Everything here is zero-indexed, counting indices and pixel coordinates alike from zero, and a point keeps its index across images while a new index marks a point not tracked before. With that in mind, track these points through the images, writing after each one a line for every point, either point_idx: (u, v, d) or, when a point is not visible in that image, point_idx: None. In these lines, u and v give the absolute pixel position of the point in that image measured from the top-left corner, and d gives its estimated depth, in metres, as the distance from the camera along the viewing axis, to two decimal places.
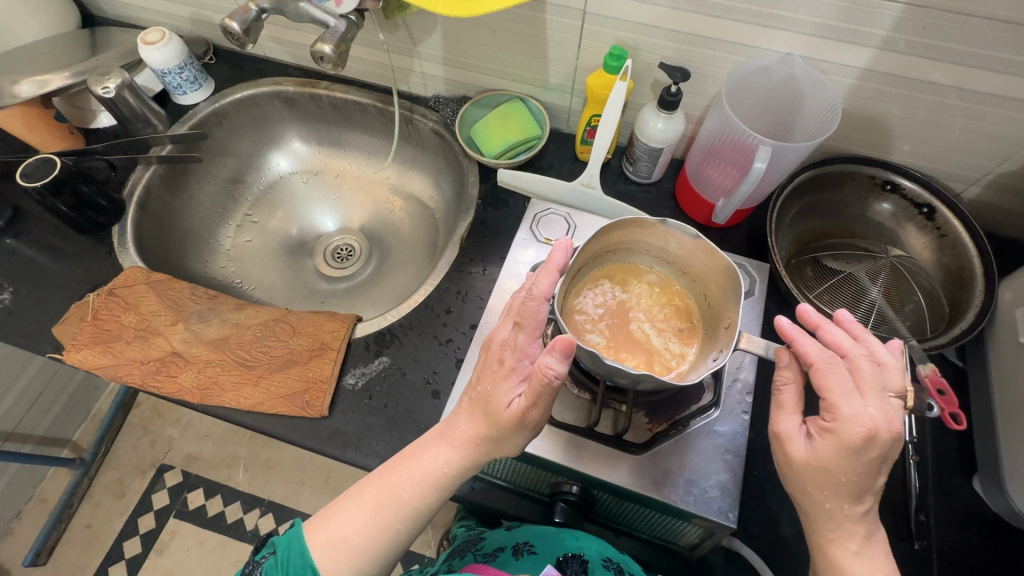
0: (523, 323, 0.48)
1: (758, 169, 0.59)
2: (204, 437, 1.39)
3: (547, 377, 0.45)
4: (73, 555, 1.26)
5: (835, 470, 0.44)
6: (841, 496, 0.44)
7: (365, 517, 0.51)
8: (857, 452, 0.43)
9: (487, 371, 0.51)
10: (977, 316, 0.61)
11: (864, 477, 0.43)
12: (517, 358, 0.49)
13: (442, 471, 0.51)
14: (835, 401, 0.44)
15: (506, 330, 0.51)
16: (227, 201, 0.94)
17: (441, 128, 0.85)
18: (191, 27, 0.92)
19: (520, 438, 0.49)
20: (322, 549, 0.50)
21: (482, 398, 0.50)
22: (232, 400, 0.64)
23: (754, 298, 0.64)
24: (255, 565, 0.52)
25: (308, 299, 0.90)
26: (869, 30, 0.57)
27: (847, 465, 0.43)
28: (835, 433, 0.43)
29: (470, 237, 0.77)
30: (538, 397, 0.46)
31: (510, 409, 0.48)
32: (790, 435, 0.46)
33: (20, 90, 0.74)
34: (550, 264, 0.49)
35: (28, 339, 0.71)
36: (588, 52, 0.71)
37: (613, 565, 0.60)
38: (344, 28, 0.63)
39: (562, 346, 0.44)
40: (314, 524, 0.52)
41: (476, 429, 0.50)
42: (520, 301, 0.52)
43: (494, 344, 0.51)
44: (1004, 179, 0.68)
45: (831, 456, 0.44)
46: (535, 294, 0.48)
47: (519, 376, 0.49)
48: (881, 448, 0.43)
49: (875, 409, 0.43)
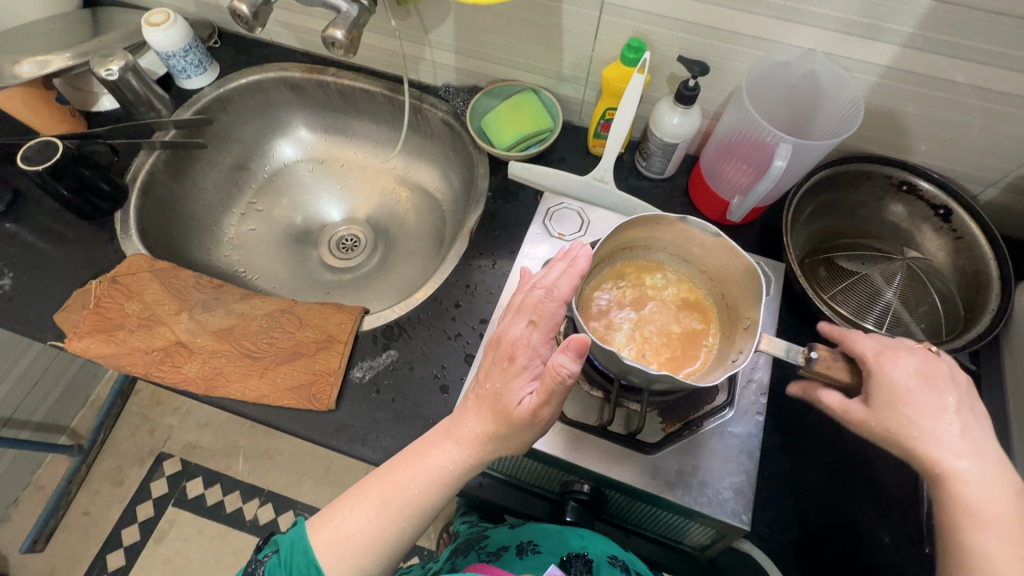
0: (538, 323, 0.46)
1: (779, 167, 0.58)
2: (203, 425, 1.38)
3: (560, 376, 0.43)
4: (71, 542, 1.25)
5: (896, 403, 0.42)
6: (928, 431, 0.41)
7: (369, 515, 0.50)
8: (901, 376, 0.43)
9: (496, 369, 0.49)
10: (993, 319, 0.60)
11: (931, 399, 0.42)
12: (529, 357, 0.47)
13: (447, 469, 0.50)
14: (859, 348, 0.46)
15: (517, 327, 0.49)
16: (231, 189, 0.93)
17: (451, 118, 0.83)
18: (195, 9, 0.89)
19: (528, 436, 0.48)
20: (326, 548, 0.49)
21: (490, 396, 0.49)
22: (238, 391, 0.63)
23: (769, 298, 0.63)
24: (259, 564, 0.52)
25: (312, 289, 0.89)
26: (894, 27, 0.56)
27: (906, 391, 0.42)
28: (874, 375, 0.44)
29: (480, 230, 0.76)
30: (550, 394, 0.45)
31: (521, 406, 0.47)
32: (845, 408, 0.46)
33: (21, 70, 0.72)
34: (573, 268, 0.47)
35: (29, 326, 0.69)
36: (604, 43, 0.70)
37: (620, 562, 0.59)
38: (356, 13, 0.62)
39: (577, 346, 0.42)
40: (318, 522, 0.51)
41: (484, 428, 0.49)
42: (534, 299, 0.50)
43: (504, 341, 0.49)
44: (1022, 182, 0.68)
45: (886, 392, 0.43)
46: (555, 296, 0.46)
47: (530, 375, 0.48)
48: (931, 396, 0.42)
49: (917, 361, 0.44)
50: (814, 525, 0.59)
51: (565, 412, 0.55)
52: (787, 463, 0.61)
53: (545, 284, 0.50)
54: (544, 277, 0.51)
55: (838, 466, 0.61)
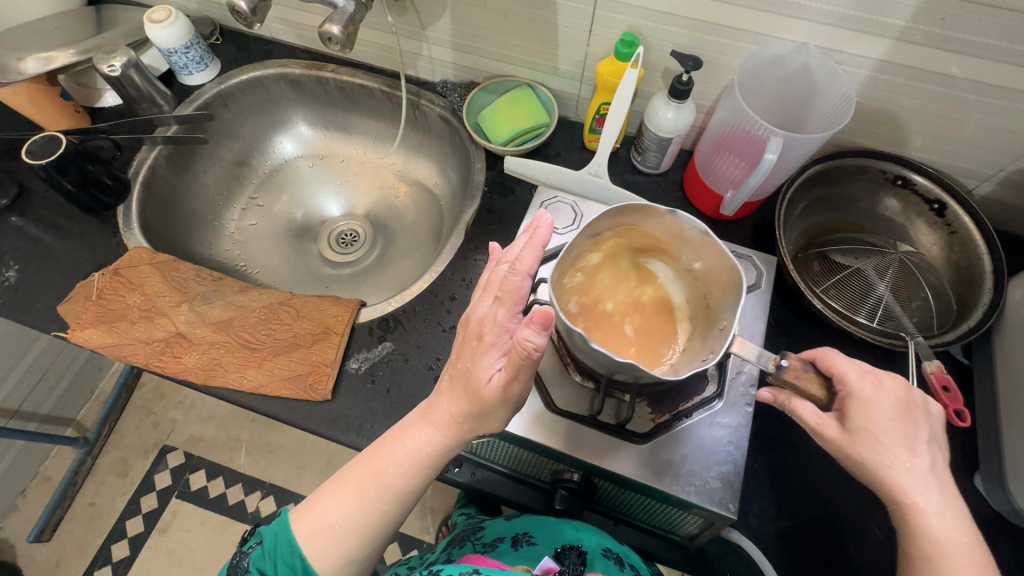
0: (503, 298, 0.47)
1: (769, 160, 0.59)
2: (207, 419, 1.40)
3: (525, 350, 0.44)
4: (76, 533, 1.27)
5: (872, 430, 0.43)
6: (902, 460, 0.43)
7: (350, 501, 0.50)
8: (882, 404, 0.44)
9: (467, 348, 0.50)
10: (985, 314, 0.61)
11: (907, 430, 0.44)
12: (497, 333, 0.48)
13: (424, 451, 0.51)
14: (841, 370, 0.46)
15: (484, 304, 0.50)
16: (232, 183, 0.94)
17: (448, 113, 0.84)
18: (197, 6, 0.91)
19: (503, 413, 0.49)
20: (307, 534, 0.50)
21: (462, 375, 0.50)
22: (236, 381, 0.64)
23: (761, 291, 0.64)
24: (242, 556, 0.54)
25: (312, 283, 0.90)
26: (886, 20, 0.56)
27: (883, 419, 0.43)
28: (853, 396, 0.45)
29: (476, 224, 0.77)
30: (516, 370, 0.46)
31: (491, 384, 0.48)
32: (819, 423, 0.46)
33: (26, 66, 0.73)
34: (534, 240, 0.47)
35: (33, 317, 0.71)
36: (599, 39, 0.70)
37: (613, 556, 0.60)
38: (352, 9, 0.63)
39: (540, 318, 0.42)
40: (299, 511, 0.52)
41: (458, 407, 0.50)
42: (499, 275, 0.51)
43: (473, 320, 0.50)
44: (1017, 177, 0.68)
45: (863, 416, 0.44)
46: (518, 270, 0.46)
47: (499, 351, 0.48)
48: (911, 428, 0.44)
49: (895, 391, 0.45)
50: (803, 516, 0.60)
51: (558, 403, 0.56)
52: (778, 455, 0.62)
53: (509, 259, 0.51)
54: (508, 253, 0.53)
55: (829, 458, 0.62)
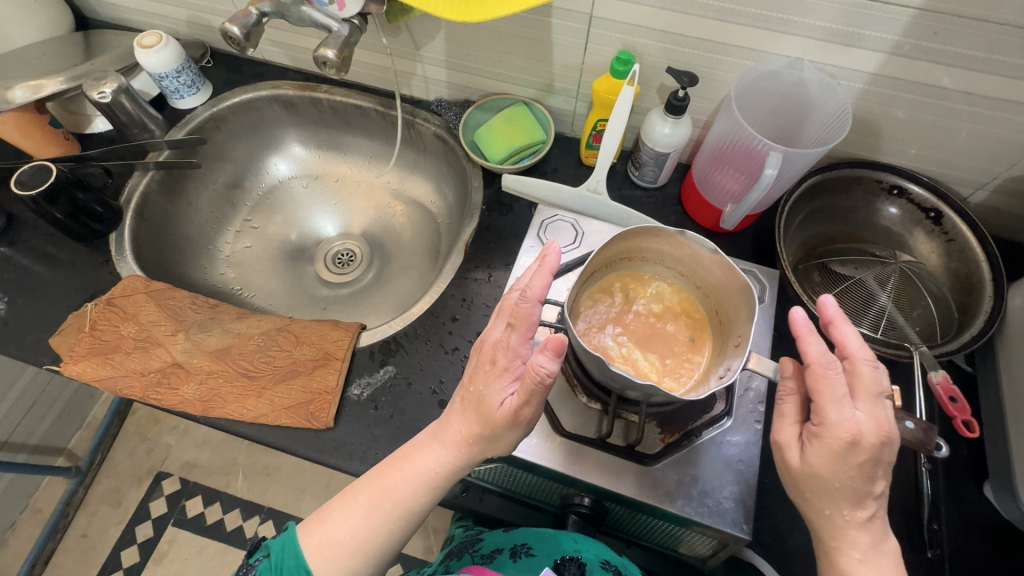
0: (516, 324, 0.46)
1: (769, 175, 0.59)
2: (201, 444, 1.37)
3: (539, 376, 0.44)
4: (68, 566, 1.24)
5: (825, 480, 0.43)
6: (842, 513, 0.44)
7: (357, 516, 0.49)
8: (846, 458, 0.42)
9: (479, 372, 0.50)
10: (986, 323, 0.60)
11: (862, 484, 0.42)
12: (510, 358, 0.48)
13: (435, 471, 0.50)
14: (820, 406, 0.43)
15: (497, 330, 0.50)
16: (226, 207, 0.93)
17: (443, 132, 0.84)
18: (188, 30, 0.90)
19: (512, 436, 0.48)
20: (315, 550, 0.49)
21: (474, 399, 0.49)
22: (235, 411, 0.63)
23: (765, 305, 0.64)
24: (249, 568, 0.52)
25: (308, 305, 0.89)
26: (878, 35, 0.57)
27: (839, 474, 0.42)
28: (821, 437, 0.43)
29: (475, 243, 0.76)
30: (530, 395, 0.45)
31: (503, 407, 0.47)
32: (786, 445, 0.46)
33: (14, 94, 0.72)
34: (544, 267, 0.47)
35: (24, 350, 0.69)
36: (594, 56, 0.70)
37: (612, 567, 0.59)
38: (347, 32, 0.62)
39: (555, 345, 0.43)
40: (308, 526, 0.51)
41: (469, 429, 0.49)
42: (512, 301, 0.51)
43: (486, 345, 0.50)
44: (1012, 184, 0.68)
45: (824, 461, 0.43)
46: (529, 296, 0.46)
47: (512, 376, 0.48)
48: (864, 480, 0.42)
49: (864, 415, 0.42)
50: None
51: (566, 425, 0.55)
52: None
53: (522, 284, 0.51)
54: (522, 279, 0.52)
55: None
